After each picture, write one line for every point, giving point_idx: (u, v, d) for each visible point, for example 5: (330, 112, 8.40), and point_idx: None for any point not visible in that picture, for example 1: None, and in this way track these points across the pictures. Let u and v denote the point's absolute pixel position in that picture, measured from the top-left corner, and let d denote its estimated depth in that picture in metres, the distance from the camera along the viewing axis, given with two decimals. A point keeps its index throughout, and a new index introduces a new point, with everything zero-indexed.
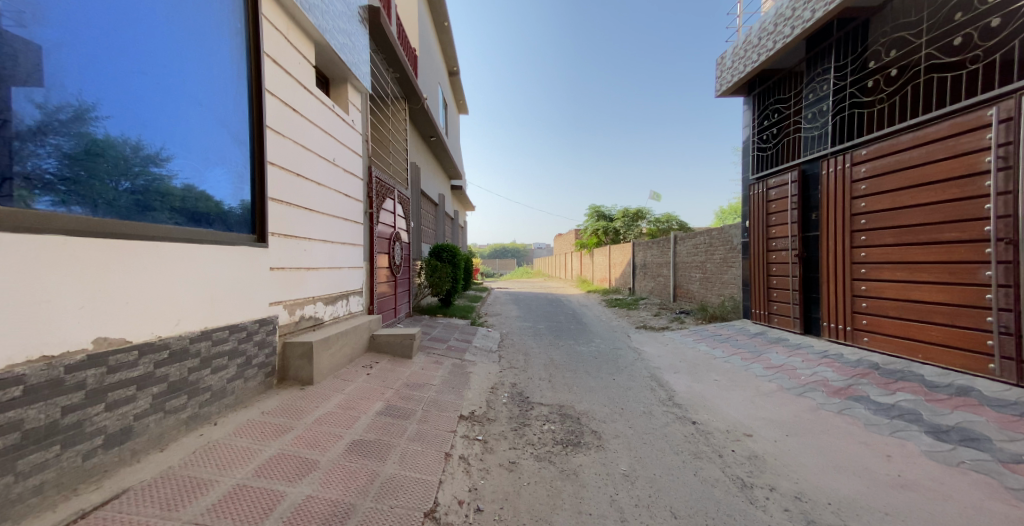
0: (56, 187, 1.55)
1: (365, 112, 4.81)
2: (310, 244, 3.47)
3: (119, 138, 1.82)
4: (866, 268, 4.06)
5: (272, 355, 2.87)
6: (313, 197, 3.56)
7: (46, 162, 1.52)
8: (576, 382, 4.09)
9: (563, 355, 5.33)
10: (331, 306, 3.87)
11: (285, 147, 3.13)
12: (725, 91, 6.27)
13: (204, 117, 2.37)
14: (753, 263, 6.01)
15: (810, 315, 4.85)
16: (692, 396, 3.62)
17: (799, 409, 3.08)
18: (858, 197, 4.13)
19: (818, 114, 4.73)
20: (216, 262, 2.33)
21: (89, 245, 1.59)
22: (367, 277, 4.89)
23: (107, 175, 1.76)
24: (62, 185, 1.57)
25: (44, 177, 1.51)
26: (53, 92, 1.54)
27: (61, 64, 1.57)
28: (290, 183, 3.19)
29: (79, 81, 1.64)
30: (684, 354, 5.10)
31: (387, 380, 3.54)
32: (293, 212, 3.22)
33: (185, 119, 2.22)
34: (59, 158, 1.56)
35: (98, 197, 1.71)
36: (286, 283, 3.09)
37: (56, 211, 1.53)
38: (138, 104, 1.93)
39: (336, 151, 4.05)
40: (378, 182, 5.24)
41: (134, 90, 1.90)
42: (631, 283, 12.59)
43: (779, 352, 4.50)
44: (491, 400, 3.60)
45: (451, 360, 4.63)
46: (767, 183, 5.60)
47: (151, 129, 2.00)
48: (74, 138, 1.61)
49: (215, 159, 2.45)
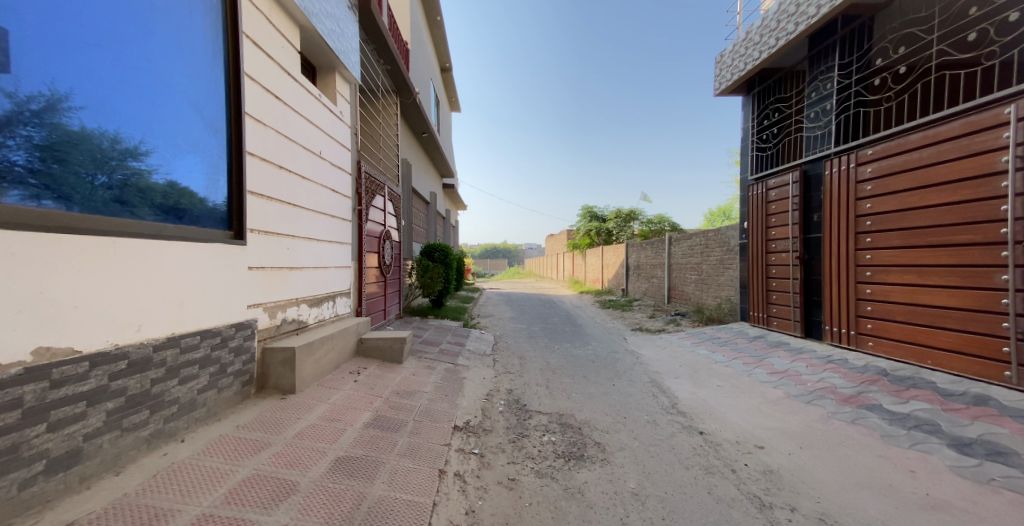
0: (27, 181, 1.41)
1: (355, 104, 4.58)
2: (294, 242, 3.24)
3: (95, 131, 1.67)
4: (871, 271, 3.97)
5: (250, 362, 2.63)
6: (297, 192, 3.32)
7: (14, 154, 1.37)
8: (574, 388, 3.93)
9: (559, 358, 5.17)
10: (316, 309, 3.64)
11: (266, 137, 2.90)
12: (724, 90, 6.17)
13: (175, 101, 2.13)
14: (751, 265, 5.93)
15: (811, 318, 4.77)
16: (696, 403, 3.48)
17: (810, 418, 2.96)
18: (864, 199, 4.05)
19: (820, 114, 4.67)
20: (185, 260, 2.08)
21: (38, 245, 1.39)
22: (355, 278, 4.66)
23: (83, 168, 1.62)
24: (34, 179, 1.44)
25: (15, 169, 1.37)
26: (22, 80, 1.39)
27: (15, 41, 1.37)
28: (272, 175, 2.96)
29: (36, 60, 1.44)
30: (683, 358, 4.98)
31: (376, 387, 3.33)
32: (275, 208, 2.98)
33: (152, 102, 1.97)
34: (29, 150, 1.42)
35: (73, 191, 1.58)
36: (267, 283, 2.86)
37: (26, 206, 1.40)
38: (98, 83, 1.69)
39: (322, 144, 3.82)
40: (368, 177, 5.02)
41: (92, 66, 1.66)
42: (625, 284, 12.50)
43: (781, 356, 4.40)
44: (487, 408, 3.41)
45: (444, 365, 4.42)
46: (766, 183, 5.52)
47: (118, 115, 1.78)
48: (45, 129, 1.47)
49: (189, 148, 2.21)
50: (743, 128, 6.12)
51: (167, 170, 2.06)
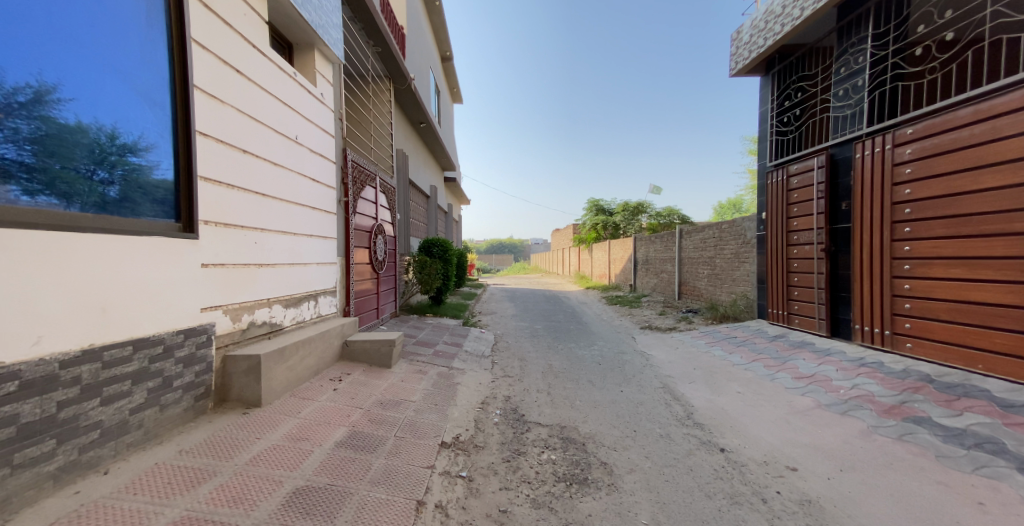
0: (20, 176, 1.49)
1: (338, 87, 4.24)
2: (262, 236, 2.91)
3: (91, 125, 1.77)
4: (909, 263, 3.52)
5: (206, 373, 2.33)
6: (266, 181, 2.99)
7: (2, 149, 1.43)
8: (578, 396, 3.57)
9: (562, 360, 4.81)
10: (293, 309, 3.32)
11: (225, 117, 2.56)
12: (740, 70, 5.71)
13: (106, 73, 1.83)
14: (771, 259, 5.50)
15: (839, 316, 4.34)
16: (715, 414, 3.10)
17: (847, 433, 2.57)
18: (902, 183, 3.60)
19: (849, 91, 4.21)
20: (114, 257, 1.77)
21: None
22: (342, 275, 4.33)
23: (81, 164, 1.72)
24: (24, 173, 1.50)
25: (6, 166, 1.44)
26: (11, 74, 1.44)
27: None
28: (233, 160, 2.62)
29: None
30: (697, 359, 4.59)
31: (357, 397, 3.00)
32: (238, 197, 2.66)
33: (78, 75, 1.71)
34: (16, 144, 1.47)
35: (68, 186, 1.66)
36: (228, 282, 2.53)
37: (20, 202, 1.47)
38: (18, 52, 1.46)
39: (299, 128, 3.47)
40: (355, 167, 4.67)
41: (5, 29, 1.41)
42: (632, 280, 12.09)
43: (806, 358, 3.99)
44: (480, 420, 3.06)
45: (437, 369, 4.09)
46: (788, 169, 5.09)
47: (25, 75, 1.49)
48: (33, 122, 1.54)
49: (115, 125, 1.88)
50: (762, 111, 5.66)
51: (89, 149, 1.76)
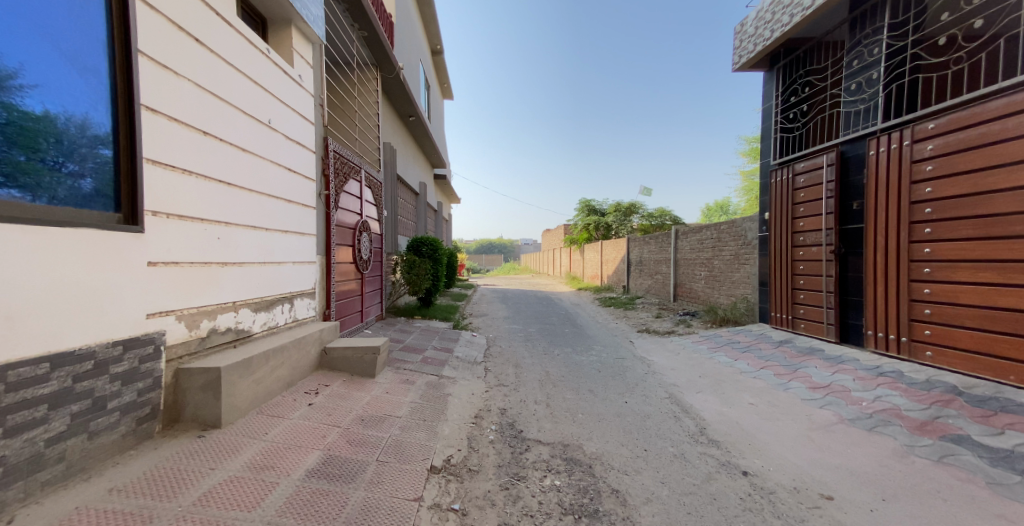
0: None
1: (319, 70, 3.88)
2: (229, 231, 2.56)
3: (59, 116, 1.63)
4: (930, 266, 3.36)
5: (153, 391, 1.95)
6: (233, 169, 2.63)
7: None
8: (580, 407, 3.30)
9: (559, 367, 4.53)
10: (264, 314, 2.96)
11: (181, 92, 2.20)
12: (744, 64, 5.52)
13: (31, 36, 1.51)
14: (774, 261, 5.32)
15: (849, 321, 4.17)
16: (730, 429, 2.85)
17: (880, 454, 2.35)
18: (921, 182, 3.43)
19: (863, 85, 4.06)
20: (15, 249, 1.37)
21: None
22: (322, 275, 3.98)
23: (51, 157, 1.59)
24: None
25: None
26: None
27: None
28: (191, 143, 2.25)
29: None
30: (700, 366, 4.36)
31: (335, 414, 2.66)
32: (198, 186, 2.30)
33: (9, 45, 1.43)
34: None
35: (38, 181, 1.54)
36: (184, 283, 2.17)
37: None
38: None
39: (272, 110, 3.10)
40: (338, 158, 4.31)
41: None
42: (625, 281, 11.90)
43: (818, 366, 3.79)
44: (474, 438, 2.75)
45: (426, 378, 3.76)
46: (793, 168, 4.92)
47: None
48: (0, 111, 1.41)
49: (38, 93, 1.55)
50: (766, 107, 5.49)
51: (4, 119, 1.42)
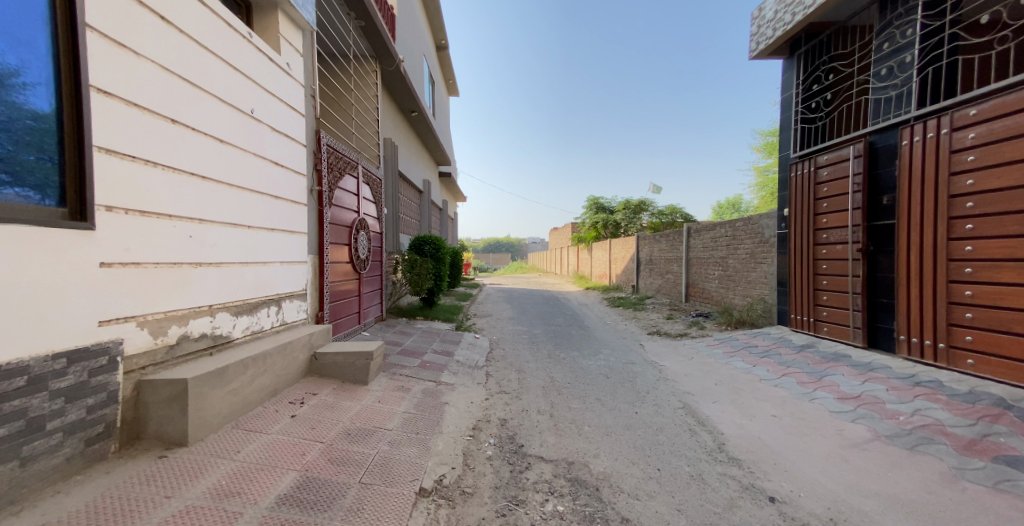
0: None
1: (309, 59, 3.68)
2: (203, 229, 2.37)
3: (59, 112, 1.63)
4: (971, 266, 3.04)
5: (106, 406, 1.78)
6: (208, 161, 2.43)
7: None
8: (586, 418, 3.06)
9: (565, 373, 4.29)
10: (247, 318, 2.77)
11: (146, 76, 1.99)
12: (761, 51, 5.21)
13: None
14: (795, 260, 4.99)
15: (877, 325, 3.85)
16: (751, 445, 2.58)
17: (924, 477, 2.07)
18: (961, 172, 3.11)
19: (894, 69, 3.73)
20: None
21: None
22: (314, 276, 3.79)
23: (49, 150, 1.61)
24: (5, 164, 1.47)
25: None
26: None
27: None
28: (156, 132, 2.05)
29: None
30: (716, 373, 4.07)
31: (319, 426, 2.46)
32: (165, 179, 2.10)
33: None
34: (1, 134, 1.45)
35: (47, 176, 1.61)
36: (147, 286, 1.98)
37: None
38: None
39: (256, 99, 2.90)
40: (332, 152, 4.11)
41: None
42: (635, 281, 11.58)
43: (845, 373, 3.48)
44: (470, 454, 2.52)
45: (422, 384, 3.55)
46: (815, 161, 4.61)
47: None
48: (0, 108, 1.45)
49: (43, 91, 1.58)
50: (786, 96, 5.17)
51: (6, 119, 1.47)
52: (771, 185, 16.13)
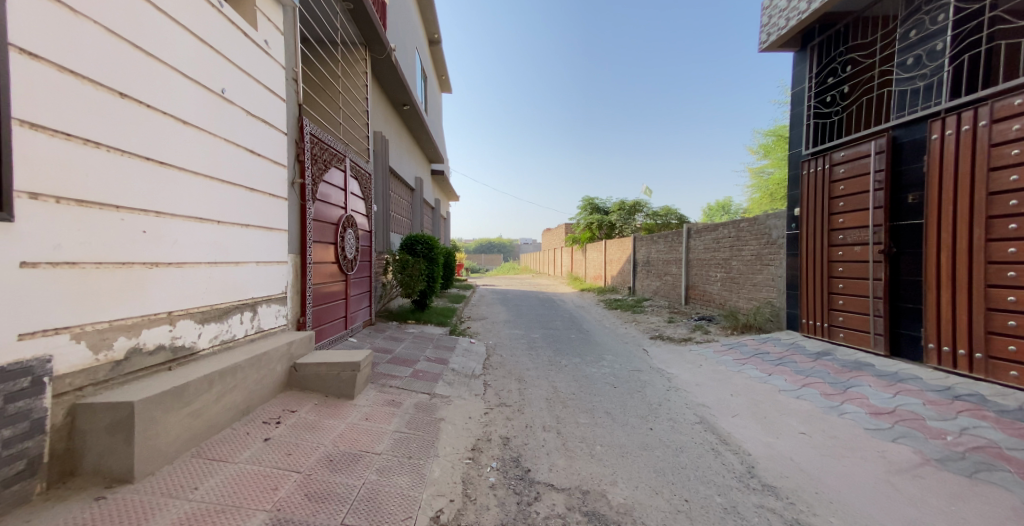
0: None
1: (291, 39, 3.33)
2: (164, 223, 1.99)
3: None
4: (1014, 270, 2.87)
5: (29, 438, 1.38)
6: (167, 143, 2.04)
7: None
8: (599, 437, 2.78)
9: (568, 382, 4.00)
10: (215, 325, 2.38)
11: (86, 36, 1.62)
12: (772, 43, 5.05)
13: None
14: (807, 262, 4.80)
15: (900, 331, 3.70)
16: (786, 469, 2.32)
17: (996, 513, 1.82)
18: (1004, 168, 2.94)
19: (923, 58, 3.63)
20: None
21: None
22: (296, 278, 3.43)
23: None
24: None
25: None
26: None
27: None
28: (97, 104, 1.67)
29: None
30: (730, 382, 3.82)
31: (296, 452, 2.10)
32: (112, 163, 1.72)
33: None
34: None
35: None
36: (86, 289, 1.58)
37: None
38: None
39: (227, 77, 2.53)
40: (316, 143, 3.76)
41: None
42: (631, 282, 11.37)
43: (874, 384, 3.31)
44: (471, 482, 2.21)
45: (415, 397, 3.23)
46: (831, 158, 4.47)
47: None
48: None
49: None
50: (797, 91, 5.06)
51: None
52: (765, 186, 16.04)
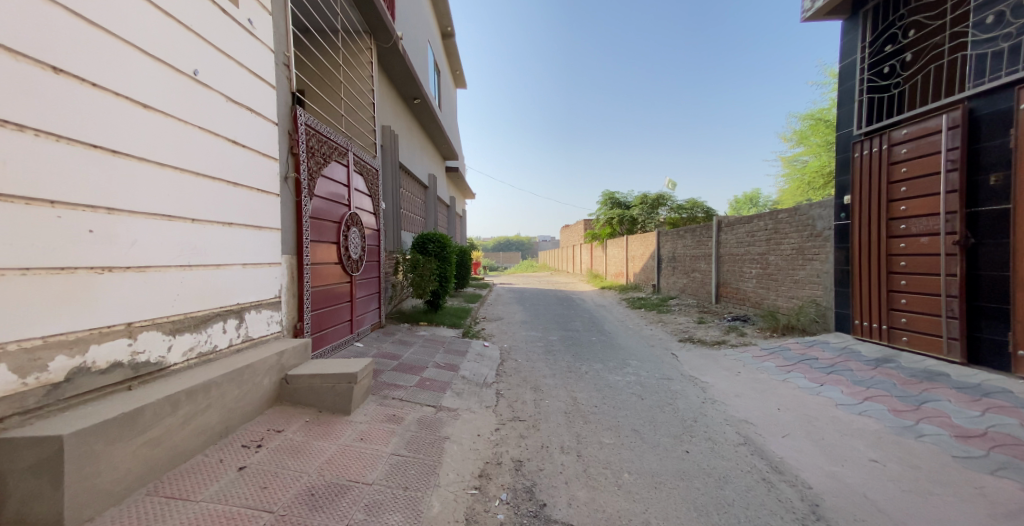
0: None
1: (280, 20, 3.07)
2: (118, 222, 1.72)
3: None
4: None
5: None
6: (123, 129, 1.76)
7: None
8: (626, 461, 2.40)
9: (590, 391, 3.63)
10: (190, 336, 2.13)
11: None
12: (817, 11, 4.53)
13: None
14: (860, 255, 4.24)
15: (982, 336, 3.16)
16: (858, 509, 1.89)
17: None
18: None
19: (1006, 15, 3.07)
20: None
21: None
22: (292, 280, 3.18)
23: None
24: None
25: None
26: None
27: None
28: (24, 81, 1.38)
29: None
30: (775, 394, 3.36)
31: (274, 485, 1.81)
32: (44, 151, 1.44)
33: None
34: None
35: None
36: (5, 301, 1.31)
37: None
38: None
39: (201, 58, 2.25)
40: (313, 134, 3.50)
41: None
42: (655, 280, 10.77)
43: (953, 400, 2.80)
44: (475, 520, 1.87)
45: (419, 411, 2.93)
46: (890, 137, 3.92)
47: None
48: None
49: None
50: (847, 63, 4.52)
51: None
52: (799, 175, 14.99)
